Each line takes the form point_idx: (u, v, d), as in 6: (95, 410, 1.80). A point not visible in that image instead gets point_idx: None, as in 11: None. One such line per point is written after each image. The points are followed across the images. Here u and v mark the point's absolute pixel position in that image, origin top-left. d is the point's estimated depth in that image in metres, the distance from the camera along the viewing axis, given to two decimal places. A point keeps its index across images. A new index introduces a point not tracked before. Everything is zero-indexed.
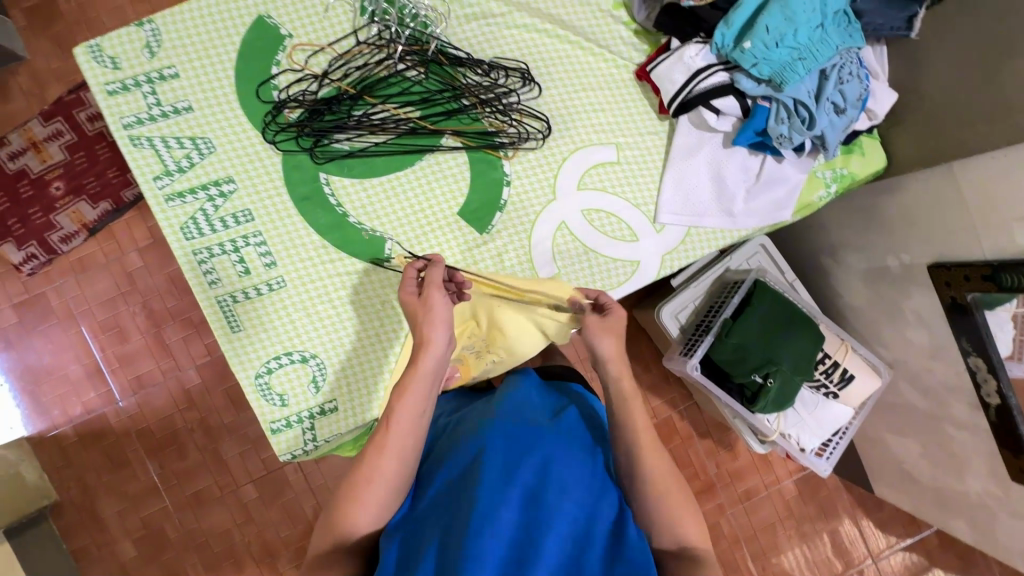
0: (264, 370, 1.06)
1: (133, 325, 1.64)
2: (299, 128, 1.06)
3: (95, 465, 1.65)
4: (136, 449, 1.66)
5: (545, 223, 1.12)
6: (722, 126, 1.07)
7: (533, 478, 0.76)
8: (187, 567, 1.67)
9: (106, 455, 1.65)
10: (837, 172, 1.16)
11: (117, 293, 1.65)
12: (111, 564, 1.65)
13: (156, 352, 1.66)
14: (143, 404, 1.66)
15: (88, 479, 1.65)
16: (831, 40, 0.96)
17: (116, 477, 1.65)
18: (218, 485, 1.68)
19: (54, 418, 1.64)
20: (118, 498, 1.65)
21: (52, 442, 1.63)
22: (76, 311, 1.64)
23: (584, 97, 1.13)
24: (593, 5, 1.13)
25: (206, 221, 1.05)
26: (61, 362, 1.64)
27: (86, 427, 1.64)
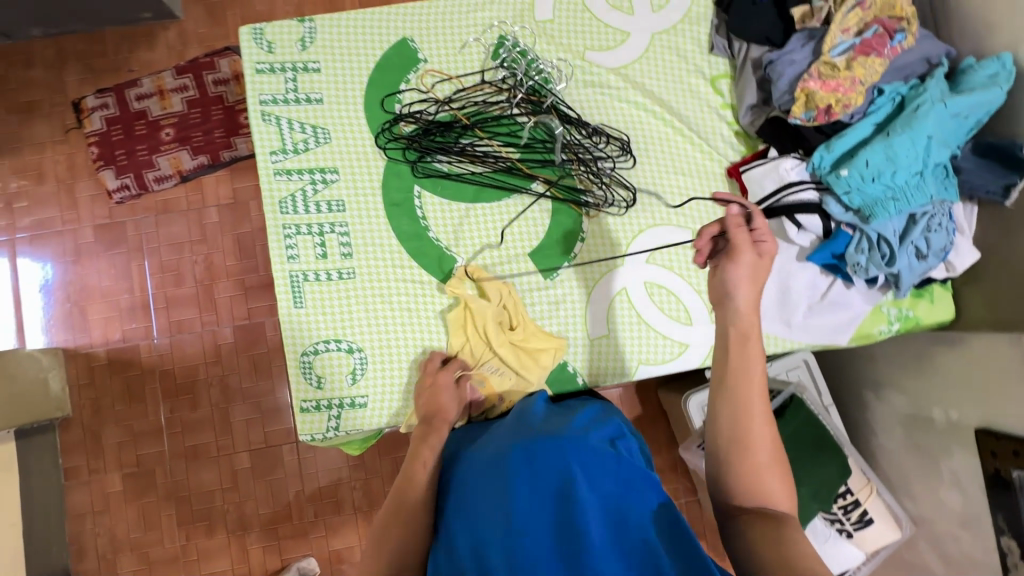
0: (311, 349, 1.11)
1: (191, 273, 1.74)
2: (409, 142, 1.14)
3: (114, 392, 1.71)
4: (155, 388, 1.72)
5: (607, 286, 1.16)
6: (800, 240, 1.09)
7: (559, 483, 0.73)
8: (164, 515, 1.69)
9: (126, 386, 1.72)
10: (903, 311, 1.17)
11: (187, 240, 1.76)
12: (96, 491, 1.68)
13: (204, 303, 1.74)
14: (176, 347, 1.73)
15: (103, 403, 1.71)
16: (929, 187, 0.97)
17: (129, 409, 1.71)
18: (218, 444, 1.71)
19: (93, 337, 1.72)
20: (124, 430, 1.71)
21: (84, 359, 1.72)
22: (146, 246, 1.75)
23: (673, 180, 1.18)
24: (702, 100, 1.21)
25: (303, 202, 1.14)
26: (118, 288, 1.74)
27: (117, 355, 1.72)
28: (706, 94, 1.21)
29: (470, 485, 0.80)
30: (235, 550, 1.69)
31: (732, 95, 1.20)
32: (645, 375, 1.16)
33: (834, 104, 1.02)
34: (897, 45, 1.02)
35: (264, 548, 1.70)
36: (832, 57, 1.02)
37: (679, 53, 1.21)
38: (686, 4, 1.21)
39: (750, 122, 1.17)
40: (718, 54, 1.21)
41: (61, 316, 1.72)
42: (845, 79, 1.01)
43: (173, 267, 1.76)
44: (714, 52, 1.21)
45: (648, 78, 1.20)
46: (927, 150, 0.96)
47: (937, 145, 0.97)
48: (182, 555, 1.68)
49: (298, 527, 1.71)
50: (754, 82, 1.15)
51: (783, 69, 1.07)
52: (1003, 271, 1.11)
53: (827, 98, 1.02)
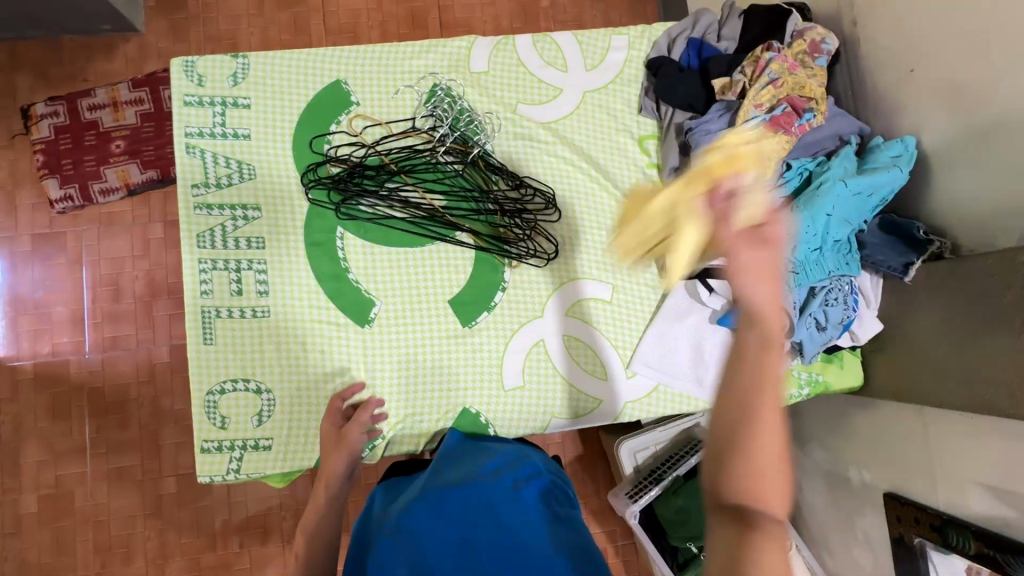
0: (217, 388, 1.09)
1: (130, 289, 1.70)
2: (333, 184, 1.14)
3: (37, 408, 1.65)
4: (82, 406, 1.66)
5: (525, 336, 1.17)
6: (712, 303, 1.14)
7: (460, 532, 0.78)
8: (78, 541, 1.62)
9: (51, 402, 1.66)
10: (812, 376, 1.21)
11: (130, 255, 1.72)
12: (8, 512, 1.61)
13: (142, 320, 1.70)
14: (107, 365, 1.68)
15: (25, 419, 1.64)
16: (827, 262, 1.02)
17: (52, 426, 1.65)
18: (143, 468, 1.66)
19: (21, 350, 1.66)
20: (44, 449, 1.64)
21: (9, 372, 1.65)
22: (85, 258, 1.71)
23: (597, 235, 1.21)
24: (629, 159, 1.24)
25: (222, 236, 1.13)
26: (51, 300, 1.69)
27: (46, 369, 1.67)
28: (633, 154, 1.24)
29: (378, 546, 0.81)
30: None
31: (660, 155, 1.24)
32: (557, 429, 1.17)
33: None
34: (804, 124, 1.06)
35: None
36: (745, 126, 1.02)
37: (609, 111, 1.24)
38: (619, 65, 1.25)
39: (673, 183, 1.18)
40: (647, 115, 1.24)
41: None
42: None
43: (112, 281, 1.72)
44: (643, 113, 1.24)
45: (578, 134, 1.23)
46: (825, 228, 1.01)
47: (835, 223, 1.01)
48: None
49: (220, 559, 1.64)
50: (676, 146, 1.18)
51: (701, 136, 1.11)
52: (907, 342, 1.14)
53: None
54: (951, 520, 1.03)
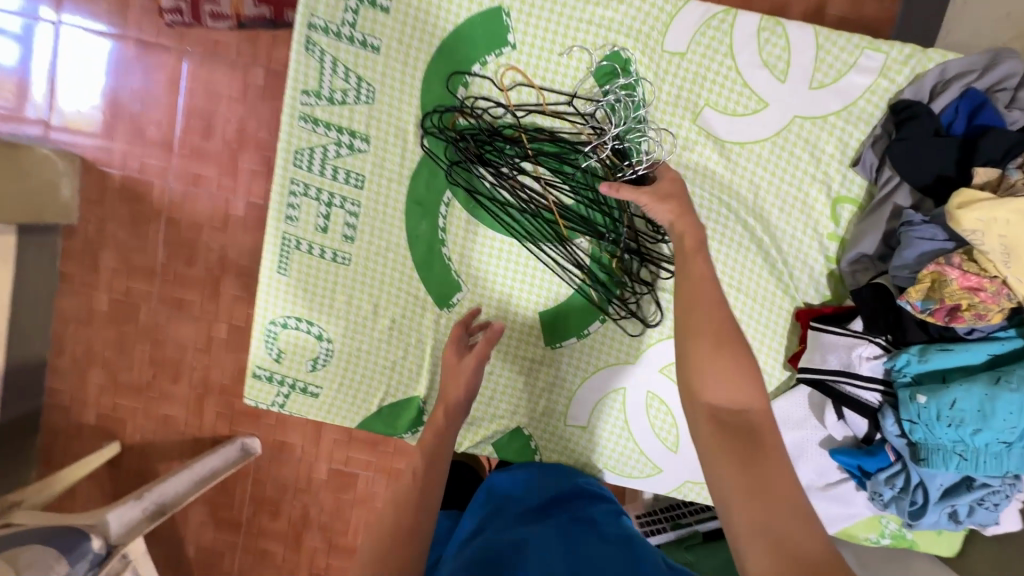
0: (280, 320, 1.03)
1: (220, 130, 1.34)
2: (454, 140, 0.95)
3: (119, 218, 1.38)
4: (159, 232, 1.39)
5: (606, 378, 1.04)
6: (834, 429, 0.93)
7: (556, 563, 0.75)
8: (132, 368, 1.41)
9: (132, 217, 1.37)
10: (902, 530, 1.04)
11: (229, 95, 1.33)
12: (61, 323, 1.40)
13: (228, 168, 1.35)
14: (189, 200, 1.37)
15: (109, 227, 1.37)
16: (1008, 461, 0.79)
17: (133, 242, 1.38)
18: (206, 331, 1.41)
19: (112, 154, 1.35)
20: (125, 268, 1.39)
21: (101, 176, 1.35)
22: (184, 83, 1.33)
23: (729, 297, 1.01)
24: (809, 217, 0.98)
25: (320, 161, 0.99)
26: (150, 107, 1.34)
27: (132, 183, 1.36)
28: (817, 212, 0.98)
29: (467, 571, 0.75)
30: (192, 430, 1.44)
31: (849, 228, 0.97)
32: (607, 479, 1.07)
33: (965, 306, 0.80)
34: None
35: (219, 415, 1.44)
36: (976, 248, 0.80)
37: (812, 150, 0.96)
38: (854, 93, 0.94)
39: (851, 277, 0.96)
40: (858, 172, 0.95)
41: (83, 105, 1.33)
42: (992, 281, 0.78)
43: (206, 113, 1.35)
44: (856, 167, 0.95)
45: (759, 168, 0.97)
46: None
47: None
48: (145, 390, 1.43)
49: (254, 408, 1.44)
50: (880, 230, 0.92)
51: (919, 239, 0.84)
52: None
53: (959, 296, 0.79)
54: None
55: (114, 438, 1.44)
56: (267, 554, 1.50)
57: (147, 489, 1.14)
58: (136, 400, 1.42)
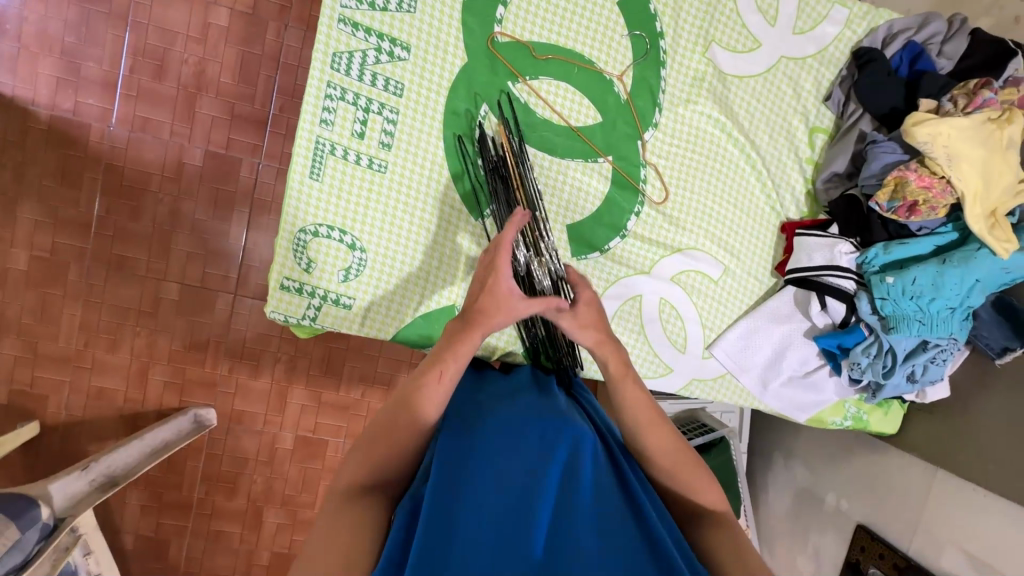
0: (309, 229, 1.01)
1: (177, 72, 1.46)
2: (480, 78, 1.03)
3: (45, 165, 1.45)
4: (95, 180, 1.48)
5: (627, 287, 1.14)
6: (817, 318, 1.12)
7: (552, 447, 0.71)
8: (63, 311, 1.52)
9: (62, 163, 1.46)
10: (860, 413, 1.25)
11: (184, 32, 1.46)
12: None
13: (180, 111, 1.49)
14: (17, 75, 1.40)
15: (29, 172, 1.45)
16: (952, 324, 1.01)
17: (61, 192, 1.47)
18: (148, 267, 1.54)
19: (37, 93, 1.42)
20: (68, 225, 1.49)
21: (23, 115, 1.42)
22: (130, 19, 1.43)
23: (725, 212, 1.16)
24: (791, 143, 1.16)
25: (359, 66, 0.99)
26: (45, 11, 1.39)
27: (62, 126, 1.44)
28: (797, 139, 1.16)
29: (483, 424, 0.75)
30: (134, 371, 1.58)
31: (822, 154, 1.17)
32: None
33: (921, 202, 1.00)
34: (943, 193, 0.98)
35: (164, 383, 1.60)
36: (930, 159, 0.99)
37: (795, 87, 1.14)
38: (826, 41, 1.13)
39: (825, 194, 1.15)
40: (830, 107, 1.15)
41: None
42: (939, 182, 0.98)
43: (67, 15, 1.41)
44: (828, 103, 1.15)
45: (752, 99, 1.13)
46: (967, 292, 1.00)
47: (977, 290, 1.00)
48: (74, 359, 1.54)
49: (207, 376, 1.62)
50: (848, 152, 1.11)
51: (883, 153, 1.04)
52: (958, 419, 1.23)
53: (917, 194, 0.99)
54: (918, 567, 1.22)
55: (32, 416, 1.54)
56: (223, 536, 1.70)
57: (94, 462, 1.32)
58: (62, 373, 1.54)
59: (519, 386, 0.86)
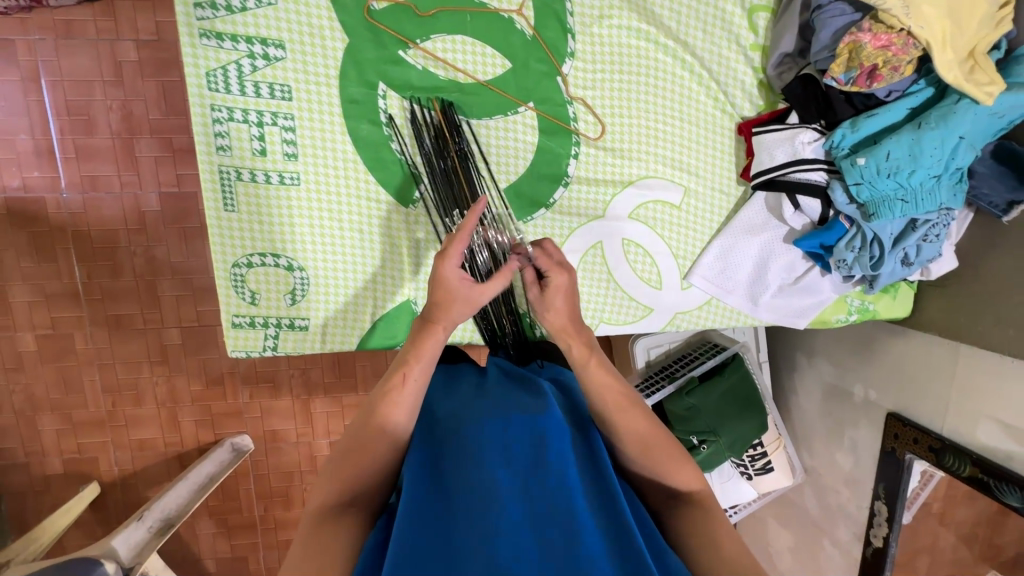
0: (243, 262, 0.99)
1: (105, 122, 1.40)
2: (369, 57, 0.94)
3: (18, 245, 1.46)
4: (68, 250, 1.48)
5: (585, 235, 1.08)
6: (793, 222, 1.03)
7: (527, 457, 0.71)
8: (83, 378, 1.57)
9: (32, 241, 1.47)
10: (865, 303, 1.16)
11: (97, 77, 1.39)
12: (10, 351, 1.52)
13: (121, 160, 1.44)
14: None
15: (5, 256, 1.46)
16: (939, 194, 0.91)
17: (41, 268, 1.49)
18: (145, 318, 1.56)
19: None
20: (58, 298, 1.51)
21: None
22: (45, 79, 1.37)
23: (672, 129, 1.06)
24: (730, 32, 1.02)
25: (237, 79, 0.92)
26: None
27: (20, 207, 1.44)
28: (737, 25, 1.02)
29: (457, 436, 0.75)
30: (165, 418, 1.64)
31: (768, 35, 1.03)
32: (604, 332, 1.13)
33: (881, 64, 0.87)
34: (901, 50, 0.85)
35: (196, 422, 1.66)
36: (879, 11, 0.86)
37: None
38: None
39: (779, 79, 1.02)
40: None
41: None
42: (899, 35, 0.85)
43: None
44: None
45: None
46: (952, 153, 0.88)
47: (964, 148, 0.88)
48: (108, 420, 1.61)
49: (231, 406, 1.67)
50: (795, 27, 0.97)
51: (831, 17, 0.90)
52: (981, 285, 1.14)
53: (875, 57, 0.86)
54: (953, 445, 1.17)
55: (91, 476, 1.64)
56: (293, 543, 1.80)
57: (147, 510, 1.39)
58: (102, 435, 1.62)
59: (488, 390, 0.84)
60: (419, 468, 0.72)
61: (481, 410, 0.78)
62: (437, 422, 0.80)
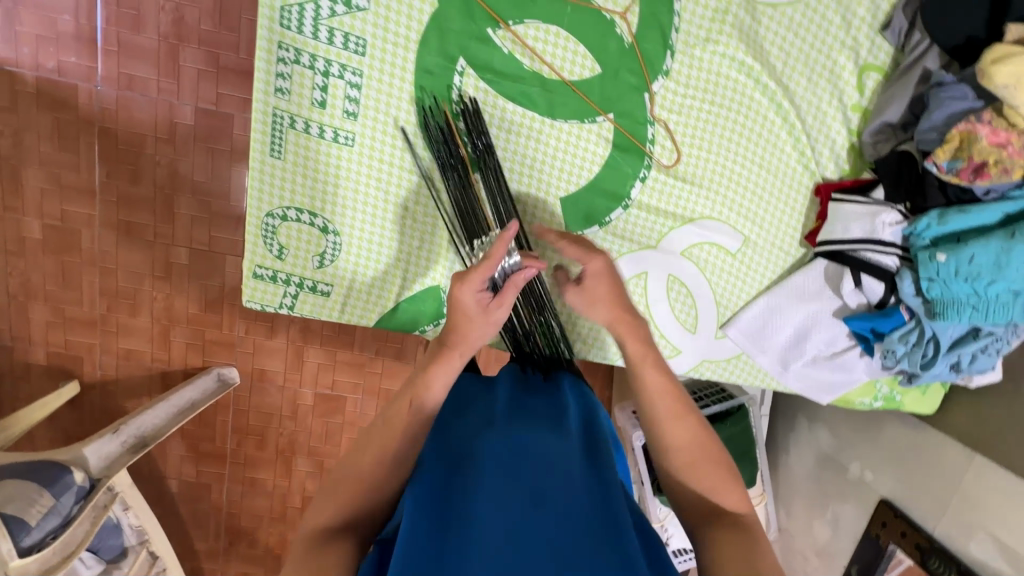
0: (276, 214, 0.94)
1: (154, 22, 1.33)
2: (455, 29, 0.88)
3: (41, 129, 1.40)
4: (92, 145, 1.42)
5: (631, 263, 1.03)
6: (849, 298, 0.99)
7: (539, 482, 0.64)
8: (82, 277, 1.53)
9: (56, 127, 1.40)
10: (893, 393, 1.12)
11: None
12: (14, 233, 1.47)
13: (163, 65, 1.37)
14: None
15: (26, 137, 1.40)
16: (1013, 310, 0.86)
17: (61, 156, 1.43)
18: (156, 230, 1.50)
19: (20, 54, 1.34)
20: (72, 191, 1.46)
21: (9, 79, 1.35)
22: None
23: (748, 174, 1.00)
24: (834, 87, 0.96)
25: (312, 21, 0.85)
26: None
27: (50, 89, 1.37)
28: (843, 80, 0.95)
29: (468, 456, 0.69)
30: (158, 334, 1.60)
31: (873, 99, 0.96)
32: (626, 363, 1.09)
33: (992, 163, 0.81)
34: (1015, 154, 0.80)
35: (187, 345, 1.62)
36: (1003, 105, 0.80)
37: (843, 14, 0.91)
38: None
39: (872, 148, 0.96)
40: (888, 38, 0.92)
41: None
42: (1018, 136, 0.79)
43: None
44: (885, 33, 0.92)
45: (789, 33, 0.92)
46: None
47: None
48: (101, 323, 1.58)
49: (225, 337, 1.63)
50: (906, 97, 0.90)
51: (950, 99, 0.84)
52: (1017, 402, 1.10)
53: (987, 153, 0.81)
54: (943, 549, 1.15)
55: (72, 374, 1.60)
56: (257, 483, 1.79)
57: (123, 424, 1.35)
58: (91, 336, 1.58)
59: (503, 406, 0.79)
60: (425, 483, 0.66)
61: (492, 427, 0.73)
62: (449, 434, 0.75)
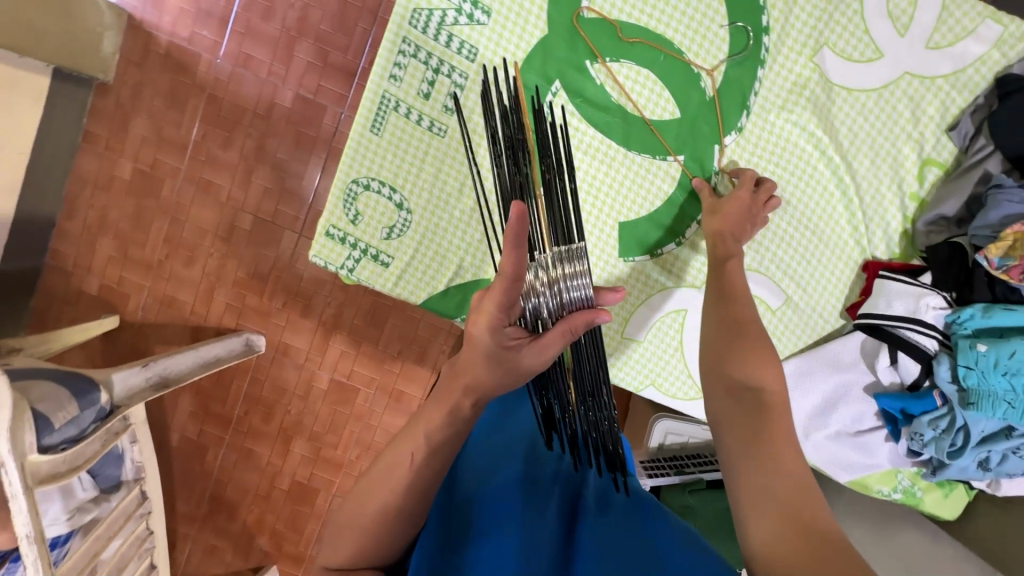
0: (360, 182, 1.03)
1: (283, 13, 1.44)
2: (557, 54, 0.98)
3: (159, 87, 1.49)
4: (197, 108, 1.50)
5: (673, 299, 1.08)
6: (883, 374, 1.02)
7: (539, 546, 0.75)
8: (151, 227, 1.54)
9: (172, 87, 1.48)
10: (913, 487, 1.10)
11: None
12: (104, 172, 1.51)
13: (279, 51, 1.47)
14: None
15: (146, 90, 1.48)
16: None
17: (168, 112, 1.49)
18: (228, 196, 1.53)
19: (161, 20, 1.45)
20: (165, 144, 1.52)
21: (145, 39, 1.46)
22: None
23: (801, 237, 1.04)
24: (896, 173, 1.01)
25: (436, 25, 0.97)
26: None
27: (177, 54, 1.47)
28: (905, 168, 1.01)
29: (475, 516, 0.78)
30: (202, 293, 1.58)
31: (930, 191, 1.01)
32: (648, 394, 1.14)
33: None
34: None
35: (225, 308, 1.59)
36: None
37: (913, 109, 0.98)
38: (966, 61, 0.96)
39: (924, 237, 1.01)
40: (954, 138, 0.98)
41: None
42: None
43: None
44: (951, 133, 0.98)
45: (859, 116, 0.99)
46: None
47: None
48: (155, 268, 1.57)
49: (261, 307, 1.58)
50: (964, 195, 0.96)
51: (1008, 201, 0.88)
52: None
53: None
54: None
55: (114, 311, 1.57)
56: (252, 458, 1.65)
57: (153, 360, 1.24)
58: (142, 280, 1.56)
59: (508, 457, 0.86)
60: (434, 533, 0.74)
61: (497, 481, 0.82)
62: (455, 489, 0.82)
